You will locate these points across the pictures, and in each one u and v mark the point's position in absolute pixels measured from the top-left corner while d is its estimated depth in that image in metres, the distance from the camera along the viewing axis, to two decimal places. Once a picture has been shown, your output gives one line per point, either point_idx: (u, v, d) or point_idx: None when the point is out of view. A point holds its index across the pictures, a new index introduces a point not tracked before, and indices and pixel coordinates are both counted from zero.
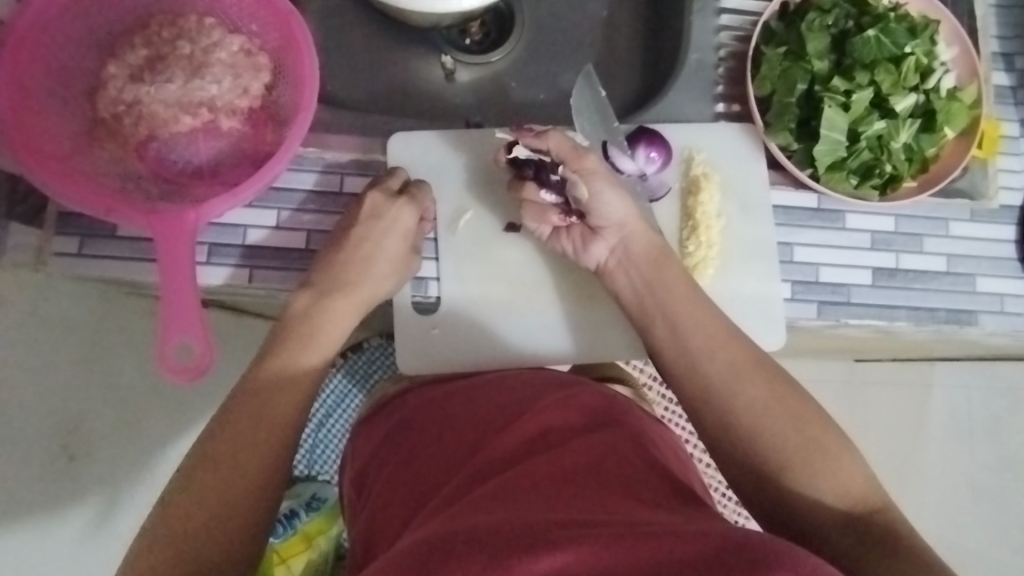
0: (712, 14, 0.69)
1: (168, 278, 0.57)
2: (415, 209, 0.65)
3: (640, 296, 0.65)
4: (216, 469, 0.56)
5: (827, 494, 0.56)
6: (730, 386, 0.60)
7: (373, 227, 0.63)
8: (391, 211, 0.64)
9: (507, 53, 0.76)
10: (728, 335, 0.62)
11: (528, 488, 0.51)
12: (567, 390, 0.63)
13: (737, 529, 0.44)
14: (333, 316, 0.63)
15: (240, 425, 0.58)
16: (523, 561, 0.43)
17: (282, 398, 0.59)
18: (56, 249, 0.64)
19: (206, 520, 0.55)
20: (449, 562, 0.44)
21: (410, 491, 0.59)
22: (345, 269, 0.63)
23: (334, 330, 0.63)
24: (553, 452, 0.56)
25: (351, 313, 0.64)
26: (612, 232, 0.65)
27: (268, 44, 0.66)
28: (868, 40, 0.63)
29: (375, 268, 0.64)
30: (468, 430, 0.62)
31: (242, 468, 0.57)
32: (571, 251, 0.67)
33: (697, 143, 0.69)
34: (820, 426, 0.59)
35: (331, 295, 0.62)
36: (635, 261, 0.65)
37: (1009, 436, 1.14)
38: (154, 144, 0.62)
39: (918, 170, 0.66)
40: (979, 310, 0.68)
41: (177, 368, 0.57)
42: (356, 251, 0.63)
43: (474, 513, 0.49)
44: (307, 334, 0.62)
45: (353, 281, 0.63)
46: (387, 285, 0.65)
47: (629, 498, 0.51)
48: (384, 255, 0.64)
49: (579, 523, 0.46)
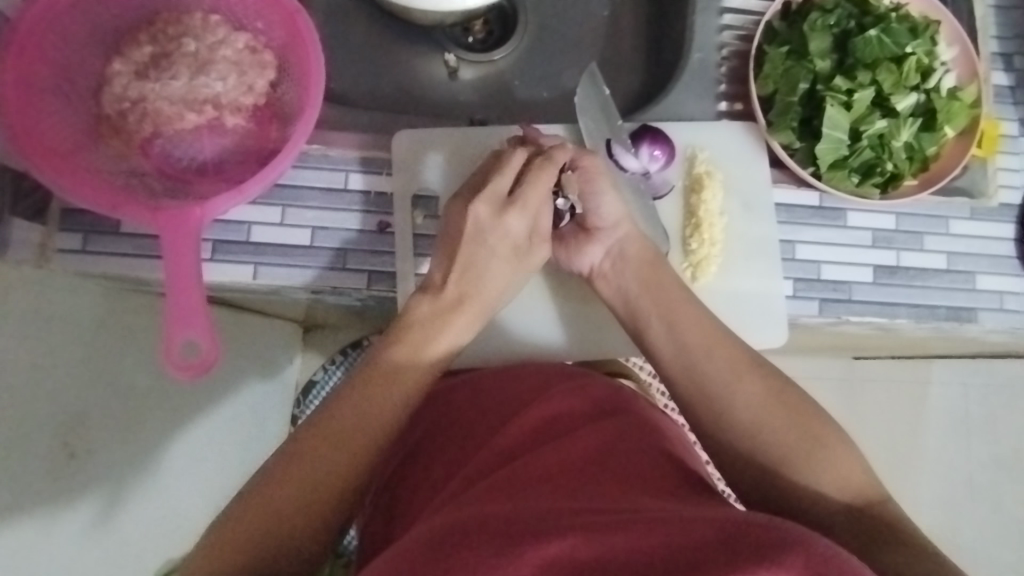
0: (714, 13, 0.70)
1: (174, 274, 0.57)
2: (524, 215, 0.61)
3: (630, 299, 0.65)
4: (295, 468, 0.55)
5: (828, 487, 0.57)
6: (728, 383, 0.61)
7: (481, 249, 0.60)
8: (502, 224, 0.60)
9: (510, 51, 0.77)
10: (720, 334, 0.62)
11: (535, 480, 0.52)
12: (576, 380, 0.65)
13: (738, 514, 0.44)
14: (450, 329, 0.61)
15: (335, 416, 0.57)
16: (532, 548, 0.43)
17: (375, 405, 0.57)
18: (59, 245, 0.67)
19: (282, 520, 0.54)
20: (461, 550, 0.44)
21: (420, 487, 0.60)
22: (455, 283, 0.61)
23: (446, 345, 0.61)
24: (561, 443, 0.57)
25: (466, 325, 0.61)
26: (608, 233, 0.65)
27: (272, 41, 0.66)
28: (869, 40, 0.64)
29: (491, 279, 0.61)
30: (476, 426, 0.63)
31: (322, 472, 0.55)
32: (565, 257, 0.67)
33: (699, 142, 0.69)
34: (818, 419, 0.60)
35: (450, 312, 0.61)
36: (629, 264, 0.65)
37: (1005, 433, 1.15)
38: (158, 141, 0.63)
39: (919, 169, 0.67)
40: (978, 308, 0.68)
41: (180, 365, 0.56)
42: (478, 272, 0.61)
43: (484, 502, 0.50)
44: (421, 346, 0.60)
45: (472, 295, 0.61)
46: (507, 287, 0.63)
47: (637, 488, 0.51)
48: (495, 267, 0.61)
49: (585, 513, 0.46)
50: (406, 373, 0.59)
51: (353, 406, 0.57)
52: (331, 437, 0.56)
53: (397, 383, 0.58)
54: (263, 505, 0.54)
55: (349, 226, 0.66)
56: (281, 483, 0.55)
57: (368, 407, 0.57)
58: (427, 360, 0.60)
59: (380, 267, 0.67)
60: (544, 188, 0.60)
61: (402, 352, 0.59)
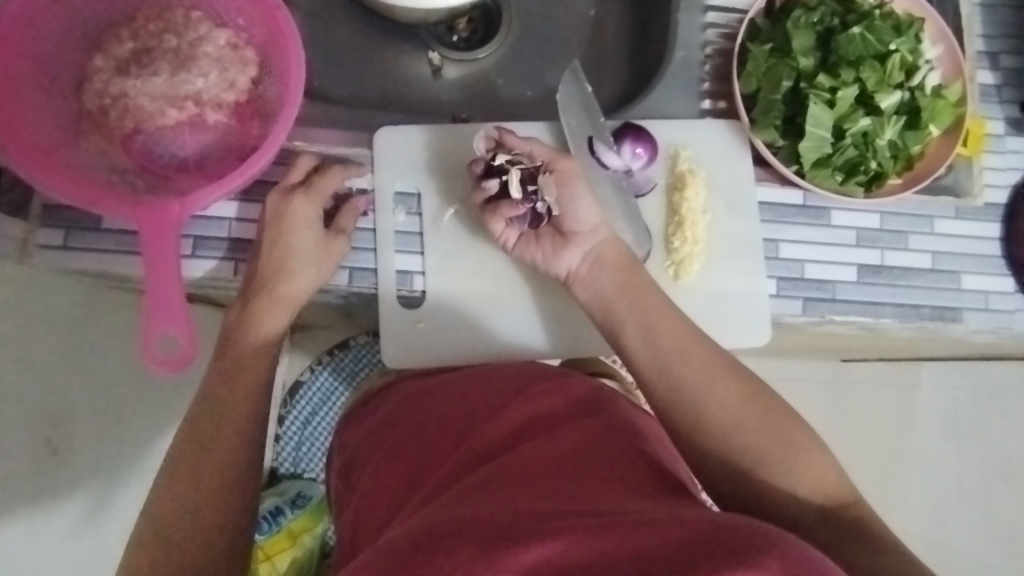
0: (698, 11, 0.69)
1: (152, 270, 0.56)
2: (315, 205, 0.62)
3: (607, 301, 0.64)
4: (182, 497, 0.60)
5: (802, 488, 0.57)
6: (705, 386, 0.60)
7: (292, 232, 0.62)
8: (292, 210, 0.62)
9: (494, 50, 0.77)
10: (697, 342, 0.62)
11: (513, 480, 0.52)
12: (555, 380, 0.64)
13: (714, 517, 0.44)
14: (264, 321, 0.63)
15: (205, 430, 0.61)
16: (511, 551, 0.43)
17: (227, 417, 0.61)
18: (40, 241, 0.63)
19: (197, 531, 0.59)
20: (437, 554, 0.44)
21: (394, 486, 0.60)
22: (266, 264, 0.62)
23: (267, 333, 0.63)
24: (537, 443, 0.56)
25: (286, 300, 0.62)
26: (585, 238, 0.64)
27: (254, 38, 0.65)
28: (853, 38, 0.64)
29: (295, 269, 0.62)
30: (453, 424, 0.62)
31: (217, 472, 0.60)
32: (541, 260, 0.65)
33: (682, 140, 0.69)
34: (791, 421, 0.60)
35: (272, 285, 0.62)
36: (605, 270, 0.64)
37: (997, 437, 1.14)
38: (140, 137, 0.62)
39: (902, 168, 0.66)
40: (963, 308, 0.68)
41: (160, 360, 0.56)
42: (278, 248, 0.61)
43: (461, 505, 0.50)
44: (237, 341, 0.63)
45: (273, 286, 0.62)
46: (320, 268, 0.63)
47: (614, 489, 0.51)
48: (299, 254, 0.62)
49: (563, 514, 0.46)
50: (249, 364, 0.63)
51: (221, 414, 0.62)
52: (215, 444, 0.61)
53: (243, 387, 0.62)
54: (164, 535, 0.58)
55: None
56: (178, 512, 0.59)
57: (225, 404, 0.62)
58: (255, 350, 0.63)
59: (362, 264, 0.67)
60: (327, 180, 0.63)
61: (237, 329, 0.63)
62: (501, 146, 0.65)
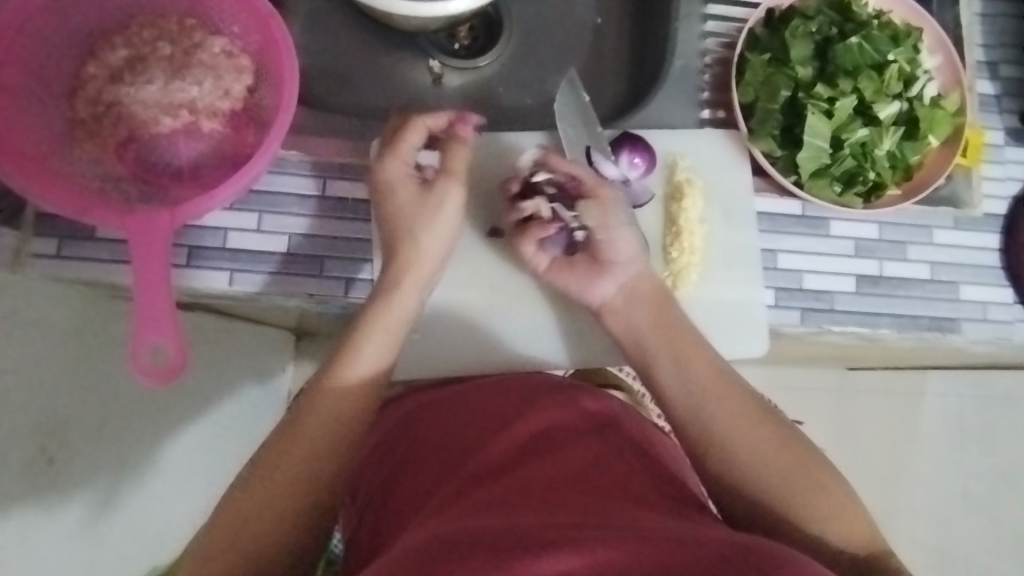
0: (698, 19, 0.69)
1: (141, 282, 0.55)
2: (396, 160, 0.61)
3: (640, 337, 0.63)
4: (261, 475, 0.56)
5: (833, 535, 0.55)
6: (737, 426, 0.59)
7: (390, 199, 0.61)
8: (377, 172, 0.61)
9: (494, 58, 0.77)
10: (728, 381, 0.61)
11: (528, 492, 0.51)
12: (569, 394, 0.64)
13: (732, 542, 0.44)
14: (378, 308, 0.60)
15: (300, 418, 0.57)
16: (523, 559, 0.42)
17: (314, 425, 0.57)
18: (34, 250, 0.67)
19: (281, 509, 0.55)
20: (453, 560, 0.43)
21: (404, 501, 0.60)
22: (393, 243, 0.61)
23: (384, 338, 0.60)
24: (552, 456, 0.56)
25: (408, 294, 0.61)
26: (624, 269, 0.64)
27: (249, 45, 0.65)
28: (850, 48, 0.64)
29: (417, 236, 0.61)
30: (466, 441, 0.62)
31: (298, 463, 0.56)
32: (576, 288, 0.65)
33: (679, 149, 0.69)
34: (824, 470, 0.58)
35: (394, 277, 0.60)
36: (640, 303, 0.64)
37: (1004, 447, 1.13)
38: (134, 145, 0.62)
39: (902, 178, 0.66)
40: (961, 318, 0.68)
41: (148, 371, 0.55)
42: (392, 221, 0.61)
43: (476, 515, 0.49)
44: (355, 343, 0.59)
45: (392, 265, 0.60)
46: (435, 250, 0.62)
47: (630, 505, 0.50)
48: (403, 218, 0.61)
49: (578, 525, 0.46)
50: (353, 366, 0.58)
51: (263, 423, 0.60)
52: (301, 432, 0.57)
53: (337, 402, 0.58)
54: (241, 511, 0.55)
55: (321, 231, 0.65)
56: (266, 482, 0.55)
57: (328, 409, 0.57)
58: (359, 361, 0.59)
59: (357, 273, 0.66)
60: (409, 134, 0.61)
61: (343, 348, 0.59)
62: (544, 164, 0.66)
